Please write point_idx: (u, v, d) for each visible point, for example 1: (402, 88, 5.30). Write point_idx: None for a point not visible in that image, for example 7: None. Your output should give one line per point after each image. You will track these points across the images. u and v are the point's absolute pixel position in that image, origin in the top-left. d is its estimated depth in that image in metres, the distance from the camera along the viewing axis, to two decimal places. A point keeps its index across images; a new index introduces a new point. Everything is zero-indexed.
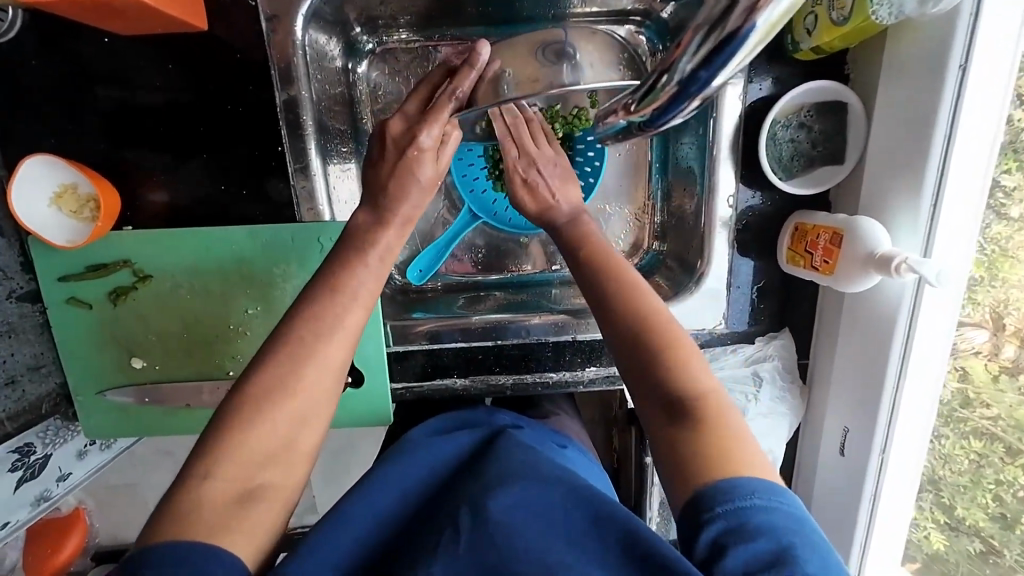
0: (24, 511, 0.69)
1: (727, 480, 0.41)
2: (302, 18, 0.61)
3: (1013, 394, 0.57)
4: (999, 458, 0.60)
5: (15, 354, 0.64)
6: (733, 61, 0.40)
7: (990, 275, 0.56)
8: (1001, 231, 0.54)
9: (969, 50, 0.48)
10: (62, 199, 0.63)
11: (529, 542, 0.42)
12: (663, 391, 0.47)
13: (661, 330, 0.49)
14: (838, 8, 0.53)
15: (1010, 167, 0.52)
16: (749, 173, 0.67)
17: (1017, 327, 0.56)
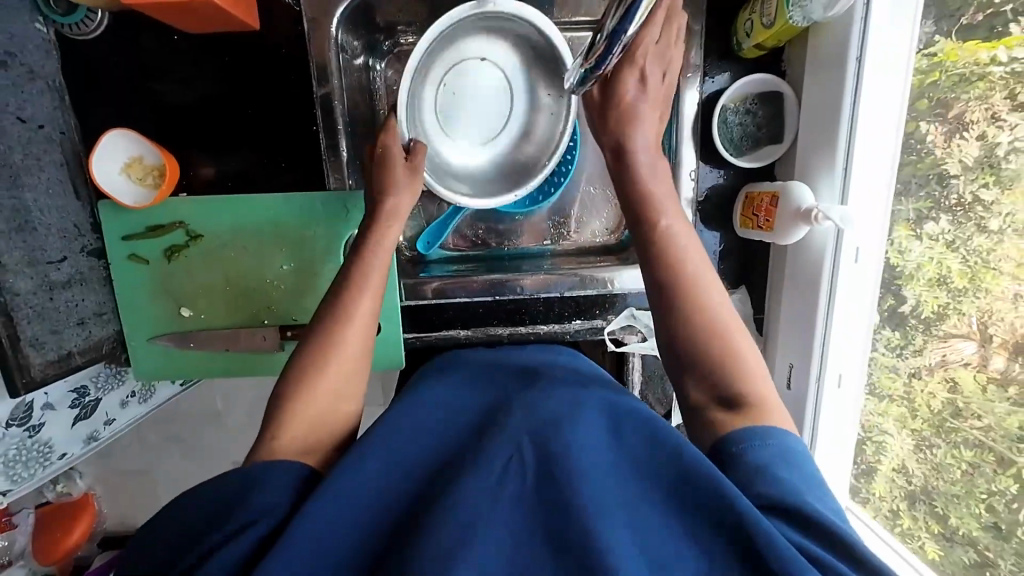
0: (79, 447, 0.85)
1: (781, 445, 0.47)
2: (336, 20, 0.74)
3: (1000, 404, 0.64)
4: (992, 468, 0.66)
5: (85, 300, 0.76)
6: (638, 14, 0.50)
7: (975, 286, 0.64)
8: (984, 244, 0.63)
9: (865, 37, 0.61)
10: (132, 168, 0.75)
11: (590, 485, 0.42)
12: (719, 392, 0.51)
13: (716, 317, 0.54)
14: (768, 14, 0.67)
15: (987, 182, 0.62)
16: (708, 152, 0.80)
17: (1004, 338, 0.63)
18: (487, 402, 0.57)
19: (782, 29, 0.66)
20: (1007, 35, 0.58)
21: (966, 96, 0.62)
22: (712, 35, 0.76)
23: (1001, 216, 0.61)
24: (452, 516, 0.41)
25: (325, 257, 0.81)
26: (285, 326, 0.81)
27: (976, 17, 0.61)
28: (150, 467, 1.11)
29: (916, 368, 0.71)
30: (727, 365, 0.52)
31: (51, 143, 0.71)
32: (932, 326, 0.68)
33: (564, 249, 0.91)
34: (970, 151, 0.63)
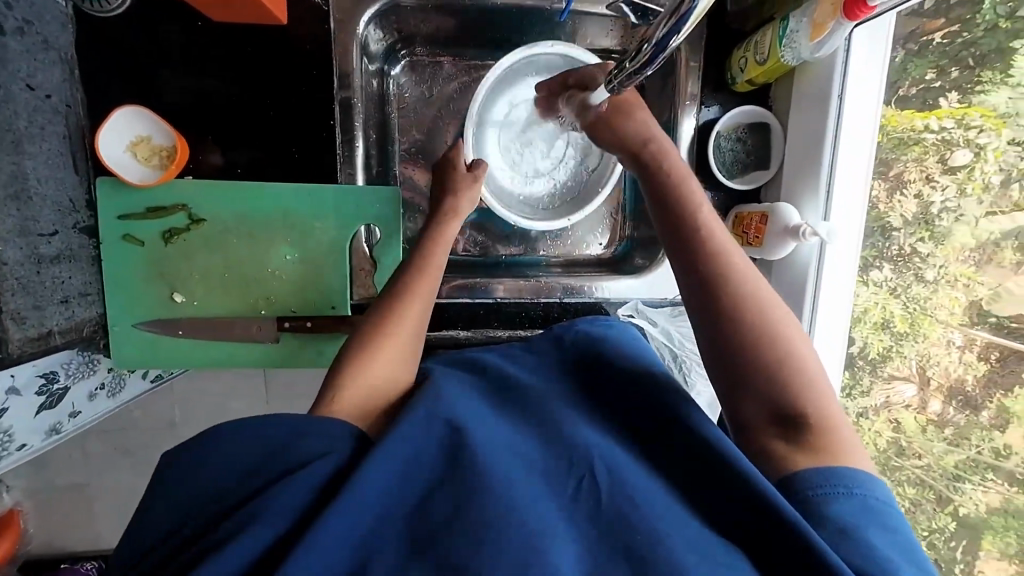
0: (39, 439, 0.79)
1: (834, 471, 0.47)
2: (364, 20, 0.78)
3: (939, 444, 0.74)
4: (932, 505, 0.75)
5: (71, 278, 0.72)
6: (688, 26, 0.49)
7: (914, 330, 0.74)
8: (922, 292, 0.74)
9: (845, 78, 0.71)
10: (138, 147, 0.74)
11: (667, 525, 0.44)
12: (772, 399, 0.50)
13: (779, 339, 0.51)
14: (761, 53, 0.74)
15: (924, 236, 0.73)
16: (703, 176, 0.84)
17: (940, 383, 0.73)
18: (530, 426, 0.54)
19: (774, 66, 0.73)
20: (936, 108, 0.71)
21: (905, 158, 0.74)
22: (710, 67, 0.83)
23: (934, 268, 0.73)
24: (528, 550, 0.40)
25: (329, 249, 0.81)
26: (283, 317, 0.80)
27: (910, 90, 0.73)
28: (94, 480, 1.03)
29: (863, 409, 0.80)
30: (790, 390, 0.50)
31: (57, 114, 0.69)
32: (877, 367, 0.77)
33: (557, 260, 0.95)
34: (908, 208, 0.74)
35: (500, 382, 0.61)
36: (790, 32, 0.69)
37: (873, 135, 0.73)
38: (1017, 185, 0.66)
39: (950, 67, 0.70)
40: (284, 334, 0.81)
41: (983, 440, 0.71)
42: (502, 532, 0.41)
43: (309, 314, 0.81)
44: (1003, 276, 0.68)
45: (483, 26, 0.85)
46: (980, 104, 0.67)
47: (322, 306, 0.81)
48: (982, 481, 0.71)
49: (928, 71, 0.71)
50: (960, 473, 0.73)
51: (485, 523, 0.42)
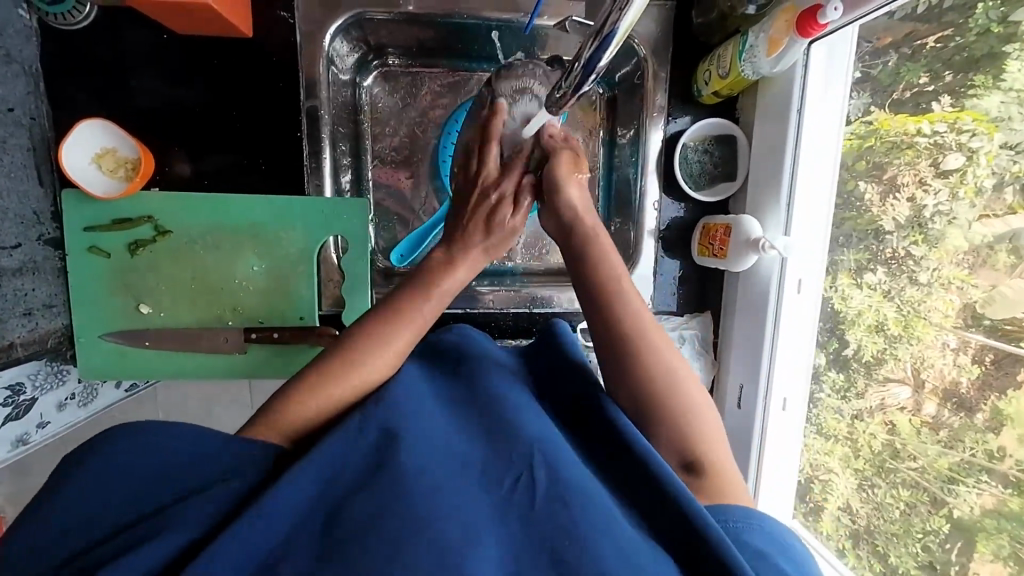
0: (3, 451, 0.78)
1: (741, 510, 0.49)
2: (330, 33, 0.78)
3: (933, 446, 0.67)
4: (926, 507, 0.68)
5: (35, 290, 0.73)
6: (612, 45, 0.53)
7: (908, 333, 0.68)
8: (915, 295, 0.67)
9: (804, 93, 0.71)
10: (103, 159, 0.74)
11: (599, 532, 0.43)
12: (675, 448, 0.54)
13: (670, 377, 0.56)
14: (723, 67, 0.75)
15: (916, 239, 0.67)
16: (671, 188, 0.86)
17: (935, 385, 0.66)
18: (483, 420, 0.54)
19: (736, 79, 0.74)
20: (929, 112, 0.65)
21: (898, 161, 0.68)
22: (677, 80, 0.84)
23: (929, 270, 0.66)
24: (446, 553, 0.41)
25: (297, 259, 0.81)
26: (250, 327, 0.80)
27: (904, 93, 0.67)
28: None
29: (857, 411, 0.74)
30: (679, 424, 0.55)
31: (19, 127, 0.69)
32: (871, 369, 0.72)
33: (532, 270, 0.93)
34: (901, 211, 0.68)
35: (453, 376, 0.61)
36: (749, 47, 0.69)
37: (839, 146, 0.74)
38: (1012, 188, 0.58)
39: (942, 71, 0.63)
40: (251, 345, 0.81)
41: (976, 443, 0.63)
42: (417, 531, 0.42)
43: (276, 325, 0.81)
44: (997, 278, 0.60)
45: (454, 35, 0.84)
46: (972, 109, 0.61)
47: (290, 317, 0.81)
48: (976, 483, 0.63)
49: (921, 76, 0.66)
50: (953, 475, 0.65)
51: (405, 524, 0.42)
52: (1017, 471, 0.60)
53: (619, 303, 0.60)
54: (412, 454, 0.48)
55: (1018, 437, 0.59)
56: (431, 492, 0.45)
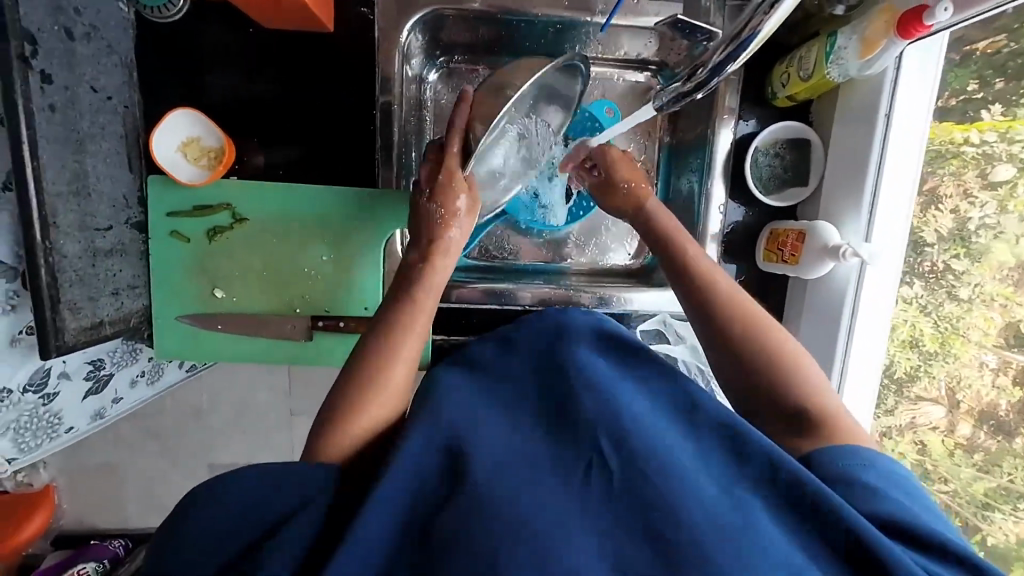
0: (85, 423, 0.83)
1: (850, 455, 0.53)
2: (407, 27, 0.78)
3: (967, 469, 0.74)
4: (959, 532, 0.75)
5: (122, 271, 0.76)
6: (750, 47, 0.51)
7: (946, 350, 0.74)
8: (954, 310, 0.73)
9: (893, 96, 0.69)
10: (189, 147, 0.77)
11: (688, 503, 0.45)
12: (785, 407, 0.58)
13: (751, 313, 0.63)
14: (805, 69, 0.73)
15: (959, 254, 0.72)
16: (737, 192, 0.85)
17: (968, 406, 0.73)
18: (537, 412, 0.54)
19: (818, 82, 0.72)
20: (979, 120, 0.70)
21: (943, 171, 0.72)
22: (751, 81, 0.82)
23: (968, 286, 0.73)
24: (538, 548, 0.42)
25: (364, 252, 0.82)
26: (317, 315, 0.82)
27: (950, 100, 0.71)
28: (122, 463, 1.08)
29: (887, 429, 0.79)
30: (798, 386, 0.58)
31: (115, 115, 0.72)
32: (904, 388, 0.77)
33: (579, 269, 0.96)
34: (942, 223, 0.73)
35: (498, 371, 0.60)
36: (838, 49, 0.67)
37: (922, 146, 0.70)
38: None
39: (994, 78, 0.68)
40: (316, 333, 0.83)
41: (1015, 468, 0.71)
42: (515, 527, 0.43)
43: (342, 314, 0.83)
44: None
45: (521, 31, 0.84)
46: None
47: (355, 307, 0.83)
48: (1012, 511, 0.72)
49: (970, 82, 0.70)
50: (989, 502, 0.73)
51: (504, 533, 0.43)
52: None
53: (701, 274, 0.67)
54: (484, 460, 0.48)
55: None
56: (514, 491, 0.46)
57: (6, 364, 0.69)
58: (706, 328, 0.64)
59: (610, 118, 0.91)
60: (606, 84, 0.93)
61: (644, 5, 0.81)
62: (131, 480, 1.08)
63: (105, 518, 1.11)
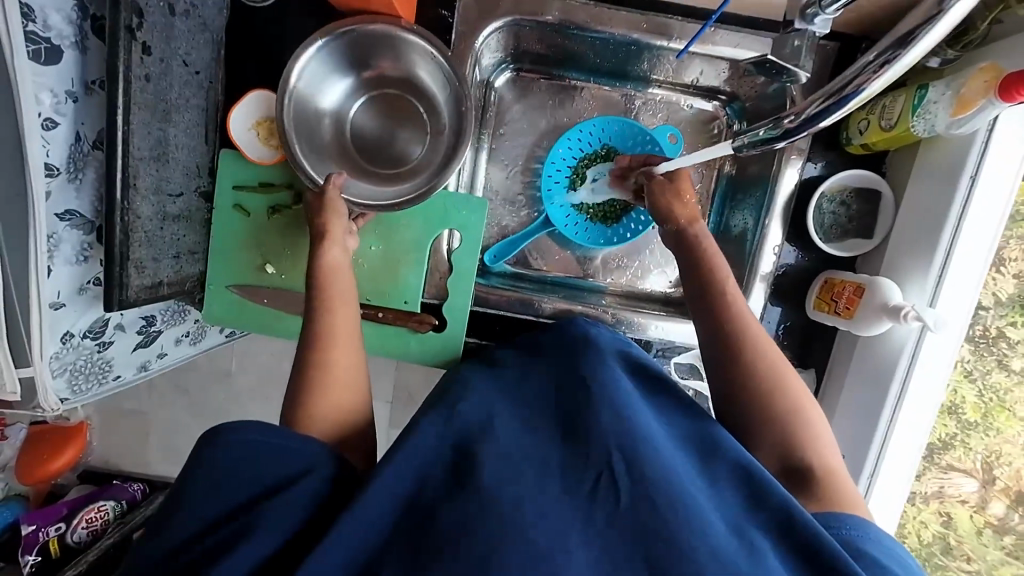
0: (131, 372, 0.87)
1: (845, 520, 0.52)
2: (484, 33, 0.80)
3: (992, 546, 0.76)
4: None
5: (186, 236, 0.80)
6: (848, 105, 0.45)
7: (990, 423, 0.75)
8: (1004, 381, 0.74)
9: (983, 157, 0.64)
10: (261, 126, 0.80)
11: (696, 529, 0.44)
12: (789, 461, 0.58)
13: (778, 365, 0.61)
14: (887, 118, 0.70)
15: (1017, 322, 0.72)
16: (795, 235, 0.82)
17: (1006, 484, 0.75)
18: (562, 424, 0.54)
19: (900, 134, 0.69)
20: None
21: (1010, 232, 0.71)
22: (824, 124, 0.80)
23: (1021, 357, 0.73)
24: (538, 565, 0.41)
25: (411, 246, 0.84)
26: (357, 303, 0.84)
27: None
28: (155, 411, 1.13)
29: (915, 494, 0.76)
30: (807, 446, 0.58)
31: (200, 89, 0.76)
32: (936, 454, 0.75)
33: (605, 287, 0.95)
34: (1005, 288, 0.71)
35: (519, 378, 0.62)
36: (927, 103, 0.64)
37: (1002, 206, 0.65)
38: None
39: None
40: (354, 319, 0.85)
41: None
42: (508, 536, 0.42)
43: (382, 305, 0.85)
44: None
45: (594, 48, 0.85)
46: None
47: (395, 299, 0.85)
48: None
49: None
50: None
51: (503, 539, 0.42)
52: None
53: (733, 310, 0.64)
54: (494, 460, 0.48)
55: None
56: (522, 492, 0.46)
57: (73, 310, 0.72)
58: (724, 365, 0.62)
59: (672, 145, 0.92)
60: (671, 109, 0.93)
61: (722, 34, 0.79)
62: (160, 429, 1.14)
63: (130, 461, 1.17)
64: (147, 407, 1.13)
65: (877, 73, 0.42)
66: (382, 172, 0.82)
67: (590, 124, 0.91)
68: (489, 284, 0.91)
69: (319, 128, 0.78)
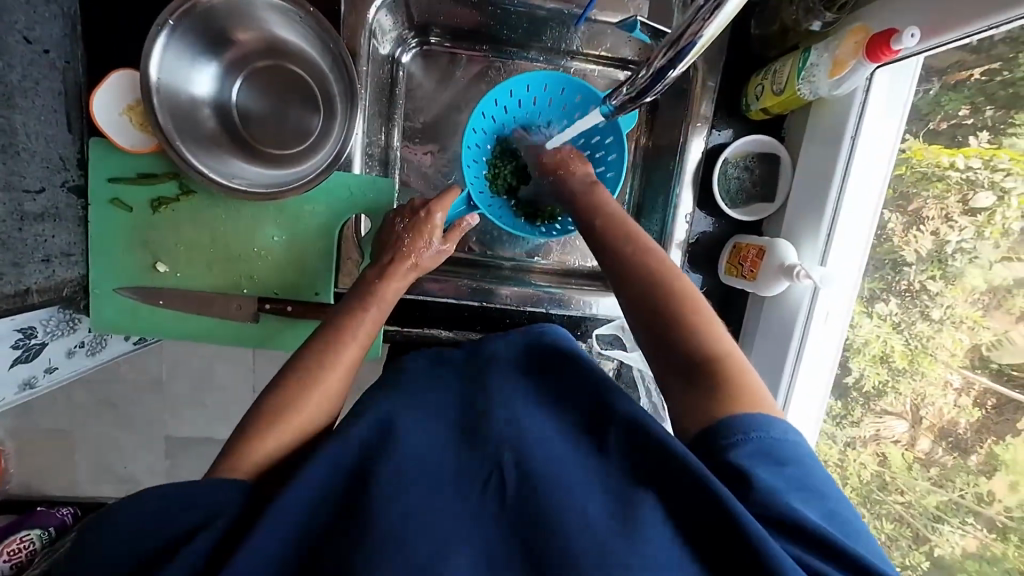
0: (11, 392, 0.79)
1: (742, 412, 0.50)
2: (376, 5, 0.75)
3: (922, 481, 0.70)
4: (908, 543, 0.73)
5: (54, 237, 0.72)
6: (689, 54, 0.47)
7: (913, 368, 0.70)
8: (925, 330, 0.69)
9: (862, 117, 0.67)
10: (134, 111, 0.73)
11: (578, 507, 0.46)
12: (686, 359, 0.55)
13: (667, 270, 0.61)
14: (777, 83, 0.72)
15: (934, 274, 0.67)
16: (706, 203, 0.84)
17: (932, 422, 0.69)
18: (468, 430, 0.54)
19: (790, 98, 0.71)
20: (965, 146, 0.64)
21: (925, 195, 0.68)
22: (726, 91, 0.81)
23: (941, 307, 0.67)
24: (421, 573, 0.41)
25: (318, 233, 0.79)
26: (264, 298, 0.79)
27: (941, 125, 0.66)
28: (70, 433, 1.04)
29: (850, 439, 0.76)
30: (700, 339, 0.55)
31: (53, 71, 0.68)
32: (870, 401, 0.73)
33: (535, 266, 0.93)
34: (923, 244, 0.68)
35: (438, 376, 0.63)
36: (811, 65, 0.66)
37: (886, 174, 0.70)
38: None
39: (985, 106, 0.62)
40: (263, 315, 0.80)
41: (966, 484, 0.67)
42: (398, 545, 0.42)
43: (291, 298, 0.80)
44: (1009, 323, 0.62)
45: (498, 18, 0.82)
46: (1010, 147, 0.60)
47: (305, 292, 0.80)
48: (961, 524, 0.68)
49: (962, 108, 0.64)
50: (939, 514, 0.69)
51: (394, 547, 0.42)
52: (1004, 518, 0.64)
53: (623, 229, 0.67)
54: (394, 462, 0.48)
55: (1009, 483, 0.63)
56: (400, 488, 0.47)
57: None
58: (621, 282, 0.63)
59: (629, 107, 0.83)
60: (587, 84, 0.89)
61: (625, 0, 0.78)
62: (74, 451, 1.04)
63: (43, 488, 1.07)
64: (54, 427, 1.03)
65: (710, 17, 0.44)
66: (290, 151, 0.76)
67: (524, 83, 0.82)
68: None
69: (202, 115, 0.72)
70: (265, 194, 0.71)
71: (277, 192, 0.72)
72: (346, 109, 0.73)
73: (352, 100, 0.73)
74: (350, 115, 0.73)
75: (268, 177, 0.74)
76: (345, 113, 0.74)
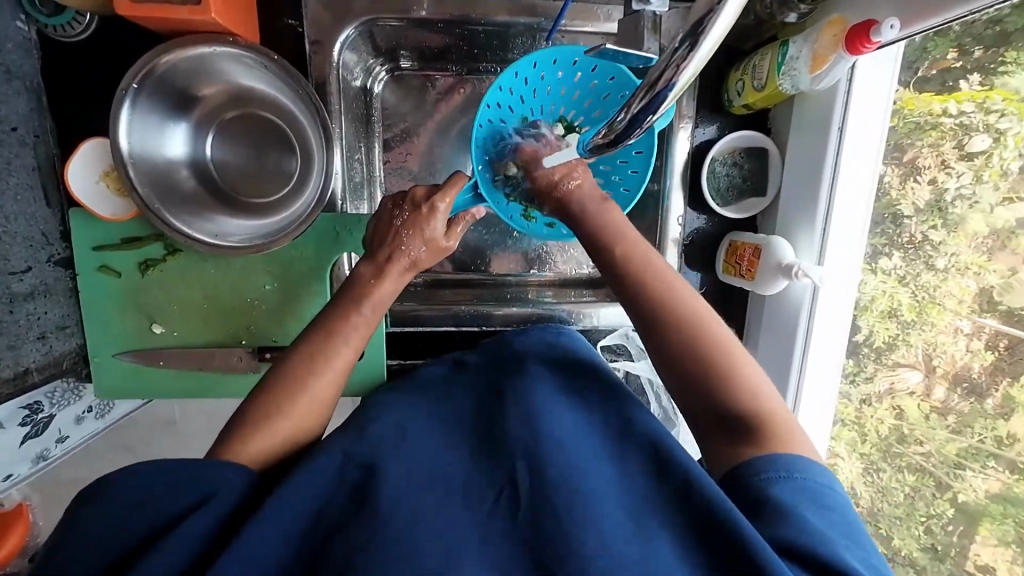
0: (24, 467, 0.77)
1: (786, 462, 0.49)
2: (339, 43, 0.74)
3: (942, 431, 0.70)
4: (931, 492, 0.72)
5: (47, 313, 0.73)
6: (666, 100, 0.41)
7: (921, 318, 0.70)
8: (930, 280, 0.69)
9: (847, 107, 0.66)
10: (111, 177, 0.72)
11: (590, 533, 0.45)
12: (724, 412, 0.53)
13: (699, 311, 0.57)
14: (757, 79, 0.70)
15: (935, 224, 0.68)
16: (697, 201, 0.82)
17: (945, 368, 0.69)
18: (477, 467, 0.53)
19: (772, 93, 0.69)
20: (957, 90, 0.63)
21: (920, 143, 0.67)
22: (706, 88, 0.79)
23: (946, 255, 0.68)
24: None
25: (310, 277, 0.79)
26: (263, 347, 0.78)
27: (930, 70, 0.65)
28: None
29: (866, 395, 0.76)
30: (736, 390, 0.53)
31: (24, 147, 0.67)
32: (882, 354, 0.73)
33: (535, 279, 0.91)
34: (920, 194, 0.68)
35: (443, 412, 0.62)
36: (789, 60, 0.65)
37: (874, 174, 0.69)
38: None
39: (972, 47, 0.61)
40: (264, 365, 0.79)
41: (985, 429, 0.67)
42: None
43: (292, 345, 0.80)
44: (1016, 261, 0.62)
45: (468, 40, 0.79)
46: (1002, 86, 0.60)
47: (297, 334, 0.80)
48: (983, 468, 0.67)
49: (950, 51, 0.62)
50: (961, 460, 0.69)
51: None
52: None
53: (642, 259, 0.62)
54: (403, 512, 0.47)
55: None
56: (409, 510, 0.48)
57: None
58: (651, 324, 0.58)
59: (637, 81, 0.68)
60: None
61: (592, 7, 0.76)
62: None
63: None
64: None
65: (685, 61, 0.39)
66: (273, 197, 0.76)
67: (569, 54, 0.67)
68: (409, 301, 0.87)
69: (179, 175, 0.72)
70: (255, 246, 0.70)
71: (270, 242, 0.71)
72: (321, 145, 0.72)
73: (324, 133, 0.71)
74: (327, 152, 0.71)
75: (255, 227, 0.73)
76: (323, 149, 0.72)
